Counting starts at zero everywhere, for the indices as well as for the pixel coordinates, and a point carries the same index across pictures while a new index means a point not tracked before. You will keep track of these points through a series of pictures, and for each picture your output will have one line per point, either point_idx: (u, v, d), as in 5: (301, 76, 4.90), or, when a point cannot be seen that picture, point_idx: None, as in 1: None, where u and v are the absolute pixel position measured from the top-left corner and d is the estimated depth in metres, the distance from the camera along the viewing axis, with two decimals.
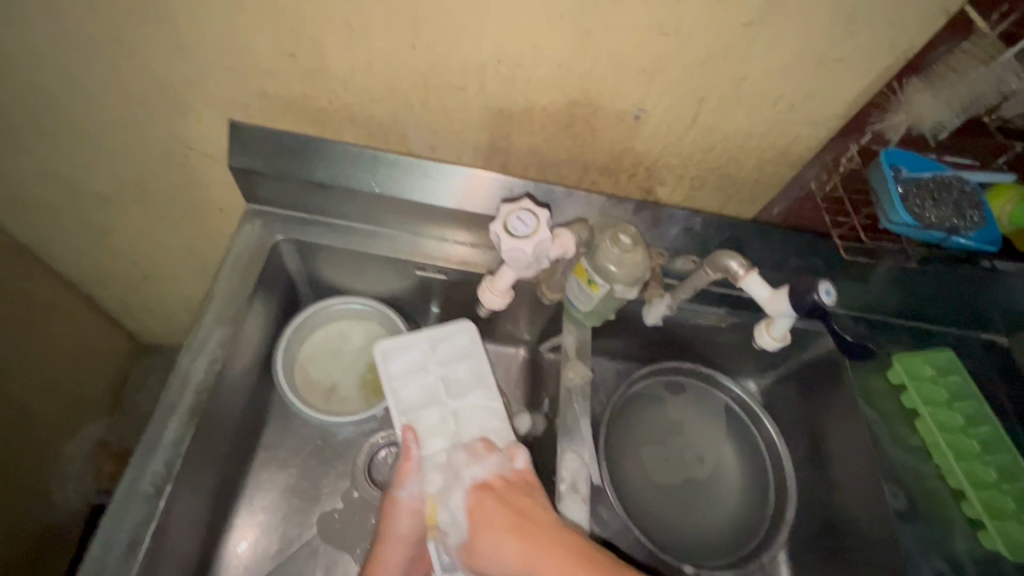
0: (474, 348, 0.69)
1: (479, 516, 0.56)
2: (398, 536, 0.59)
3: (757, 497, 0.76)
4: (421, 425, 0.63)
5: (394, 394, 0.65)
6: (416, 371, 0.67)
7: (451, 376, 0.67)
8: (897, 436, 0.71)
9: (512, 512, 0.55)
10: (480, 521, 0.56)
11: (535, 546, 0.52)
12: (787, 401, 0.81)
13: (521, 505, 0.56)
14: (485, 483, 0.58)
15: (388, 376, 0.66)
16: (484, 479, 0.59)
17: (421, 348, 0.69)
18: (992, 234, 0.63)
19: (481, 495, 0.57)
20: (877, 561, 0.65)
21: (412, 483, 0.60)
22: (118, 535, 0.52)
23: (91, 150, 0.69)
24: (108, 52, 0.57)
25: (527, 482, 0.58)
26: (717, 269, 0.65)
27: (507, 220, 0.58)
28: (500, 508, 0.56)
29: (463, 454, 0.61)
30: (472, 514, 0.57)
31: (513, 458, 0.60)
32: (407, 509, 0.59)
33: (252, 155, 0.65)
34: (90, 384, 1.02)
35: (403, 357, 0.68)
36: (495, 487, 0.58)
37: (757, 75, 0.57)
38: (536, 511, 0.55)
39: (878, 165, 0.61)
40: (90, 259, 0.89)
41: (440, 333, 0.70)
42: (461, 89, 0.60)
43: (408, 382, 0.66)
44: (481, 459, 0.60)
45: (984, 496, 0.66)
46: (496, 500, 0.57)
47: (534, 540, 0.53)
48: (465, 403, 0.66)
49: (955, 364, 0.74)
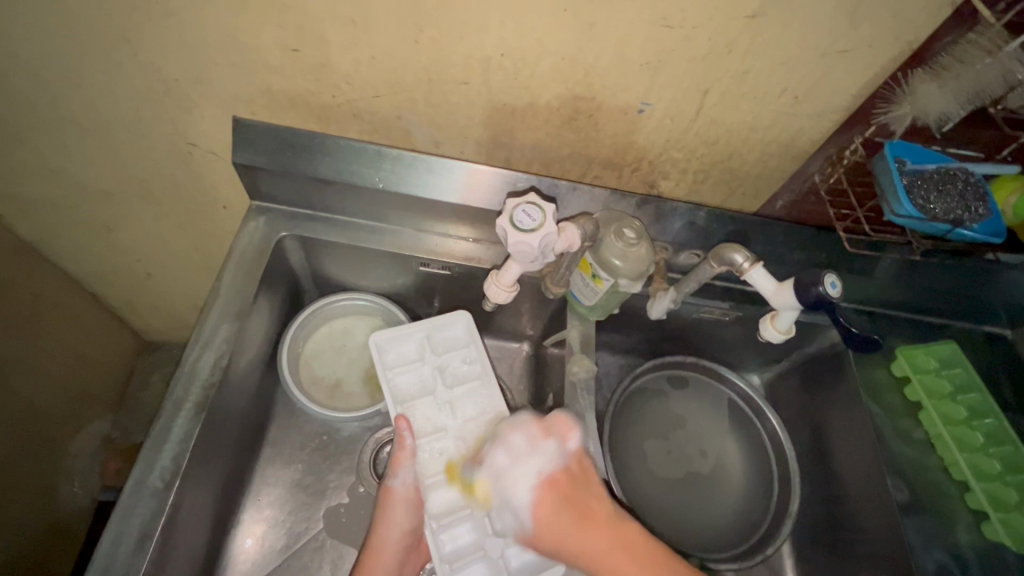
0: (471, 338, 0.69)
1: (547, 514, 0.54)
2: (395, 526, 0.60)
3: (761, 490, 0.76)
4: (417, 416, 0.64)
5: (390, 385, 0.65)
6: (412, 362, 0.67)
7: (446, 366, 0.67)
8: (902, 430, 0.71)
9: (578, 514, 0.55)
10: (550, 522, 0.54)
11: (608, 552, 0.53)
12: (791, 395, 0.82)
13: (583, 505, 0.55)
14: (551, 479, 0.56)
15: (383, 367, 0.66)
16: (550, 474, 0.56)
17: (417, 338, 0.68)
18: (996, 226, 0.63)
19: (548, 493, 0.55)
20: (881, 554, 0.65)
21: (405, 472, 0.60)
22: (127, 530, 0.52)
23: (94, 147, 0.69)
24: (111, 48, 0.57)
25: (584, 471, 0.58)
26: (721, 262, 0.64)
27: (513, 213, 0.58)
28: (568, 510, 0.55)
29: (522, 439, 0.58)
30: (538, 510, 0.55)
31: (566, 441, 0.58)
32: (399, 499, 0.60)
33: (255, 151, 0.64)
34: (95, 382, 1.03)
35: (398, 347, 0.67)
36: (559, 481, 0.56)
37: (762, 67, 0.57)
38: (599, 513, 0.55)
39: (882, 157, 0.61)
40: (94, 256, 0.89)
41: (437, 323, 0.69)
42: (465, 83, 0.60)
43: (403, 373, 0.66)
44: (540, 448, 0.57)
45: (989, 488, 0.66)
46: (563, 500, 0.55)
47: (604, 545, 0.53)
48: (460, 394, 0.66)
49: (958, 357, 0.74)
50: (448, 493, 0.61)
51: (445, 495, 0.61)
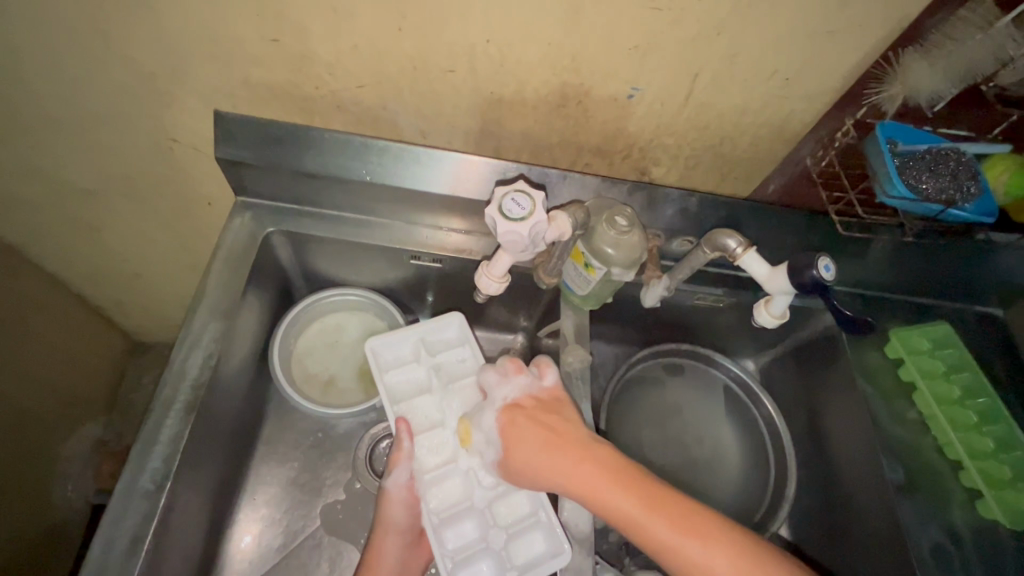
0: (464, 337, 0.68)
1: (511, 431, 0.58)
2: (394, 526, 0.60)
3: (759, 475, 0.76)
4: (415, 415, 0.65)
5: (386, 387, 0.65)
6: (408, 362, 0.67)
7: (442, 366, 0.67)
8: (896, 411, 0.71)
9: (546, 427, 0.57)
10: (510, 435, 0.58)
11: (568, 464, 0.54)
12: (786, 380, 0.82)
13: (551, 422, 0.57)
14: (516, 403, 0.60)
15: (380, 371, 0.65)
16: (517, 399, 0.61)
17: (412, 340, 0.67)
18: (988, 205, 0.63)
19: (514, 413, 0.59)
20: (877, 535, 0.66)
21: (400, 472, 0.60)
22: (119, 535, 0.51)
23: (72, 146, 0.67)
24: (85, 42, 0.55)
25: (556, 401, 0.60)
26: (714, 247, 0.64)
27: (502, 202, 0.57)
28: (532, 424, 0.57)
29: (494, 374, 0.63)
30: (503, 430, 0.59)
31: (543, 375, 0.62)
32: (396, 499, 0.61)
33: (239, 145, 0.63)
34: (86, 384, 1.01)
35: (393, 349, 0.67)
36: (525, 404, 0.60)
37: (752, 49, 0.56)
38: (568, 428, 0.56)
39: (874, 138, 0.61)
40: (78, 257, 0.87)
41: (431, 326, 0.68)
42: (450, 71, 0.58)
43: (399, 375, 0.66)
44: (512, 378, 0.62)
45: (981, 466, 0.66)
46: (527, 416, 0.58)
47: (566, 457, 0.54)
48: (455, 391, 0.66)
49: (951, 337, 0.74)
50: (449, 486, 0.62)
51: (445, 488, 0.62)
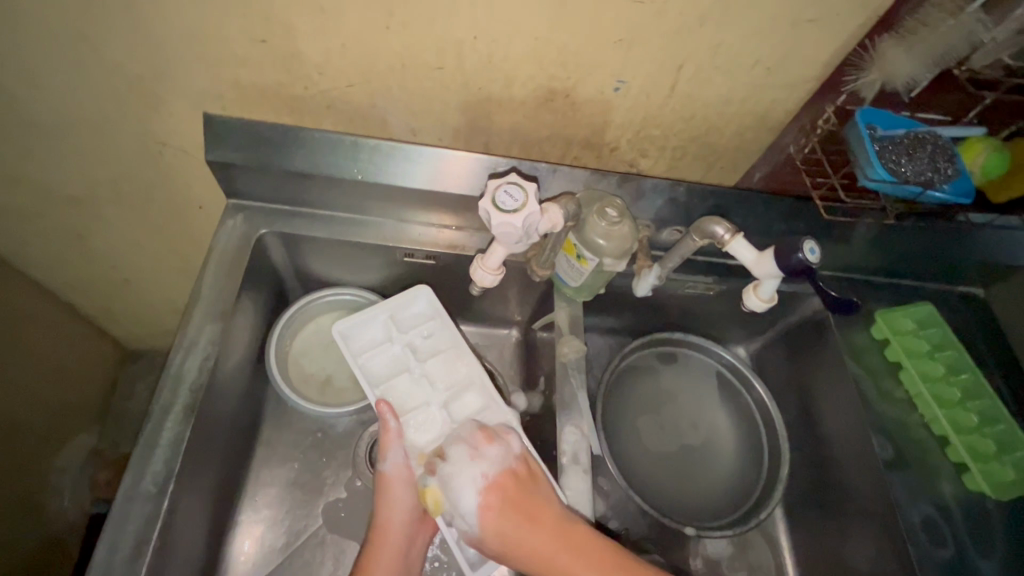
0: (434, 310, 0.70)
1: (493, 516, 0.54)
2: (399, 507, 0.60)
3: (752, 458, 0.78)
4: (397, 394, 0.65)
5: (363, 370, 0.65)
6: (381, 344, 0.67)
7: (415, 342, 0.68)
8: (883, 389, 0.73)
9: (525, 513, 0.54)
10: (491, 521, 0.54)
11: (549, 551, 0.53)
12: (776, 364, 0.84)
13: (529, 505, 0.55)
14: (495, 481, 0.56)
15: (352, 354, 0.66)
16: (494, 478, 0.56)
17: (380, 321, 0.68)
18: (965, 186, 0.65)
19: (492, 495, 0.55)
20: (868, 510, 0.68)
21: (394, 454, 0.60)
22: (123, 538, 0.51)
23: (59, 152, 0.67)
24: (70, 47, 0.55)
25: (530, 475, 0.57)
26: (703, 235, 0.65)
27: (494, 194, 0.58)
28: (512, 510, 0.54)
29: (464, 449, 0.58)
30: (485, 516, 0.55)
31: (509, 442, 0.59)
32: (398, 480, 0.60)
33: (229, 147, 0.63)
34: (79, 393, 1.00)
35: (364, 332, 0.68)
36: (505, 483, 0.56)
37: (734, 39, 0.57)
38: (546, 512, 0.55)
39: (854, 124, 0.62)
40: (68, 265, 0.87)
41: (398, 302, 0.69)
42: (438, 68, 0.59)
43: (374, 357, 0.67)
44: (486, 452, 0.58)
45: (966, 440, 0.69)
46: (508, 502, 0.55)
47: (547, 546, 0.53)
48: (433, 365, 0.67)
49: (935, 318, 0.76)
50: None
51: None
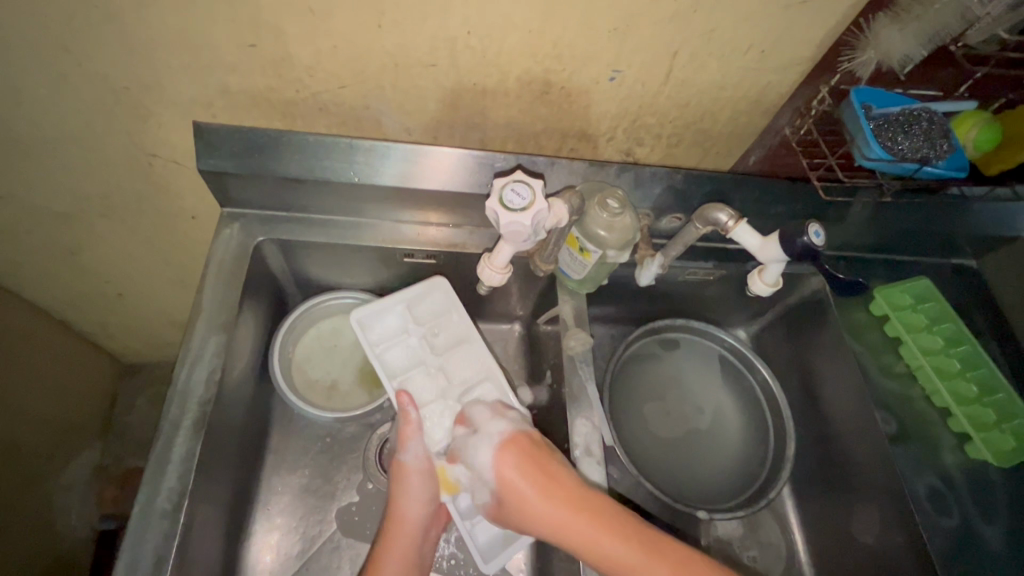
0: (450, 303, 0.69)
1: (509, 471, 0.55)
2: (414, 496, 0.60)
3: (758, 439, 0.78)
4: (414, 387, 0.65)
5: (380, 361, 0.66)
6: (398, 336, 0.68)
7: (431, 335, 0.68)
8: (883, 364, 0.75)
9: (543, 473, 0.55)
10: (507, 475, 0.55)
11: (568, 513, 0.53)
12: (778, 345, 0.85)
13: (545, 466, 0.56)
14: (513, 439, 0.57)
15: (370, 344, 0.66)
16: (510, 436, 0.57)
17: (398, 312, 0.68)
18: (960, 161, 0.66)
19: (509, 452, 0.56)
20: (875, 484, 0.69)
21: (415, 445, 0.61)
22: (142, 556, 0.51)
23: (45, 168, 0.65)
24: (52, 59, 0.53)
25: (547, 444, 0.59)
26: (706, 222, 0.65)
27: (501, 193, 0.57)
28: (527, 468, 0.55)
29: (484, 410, 0.61)
30: (501, 471, 0.56)
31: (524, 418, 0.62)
32: (414, 471, 0.61)
33: (221, 155, 0.62)
34: (80, 411, 0.99)
35: (381, 323, 0.68)
36: (520, 441, 0.57)
37: (728, 25, 0.57)
38: (562, 475, 0.55)
39: (849, 104, 0.62)
40: (59, 282, 0.85)
41: (414, 293, 0.69)
42: (431, 66, 0.58)
43: (389, 348, 0.67)
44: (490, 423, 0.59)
45: (967, 410, 0.70)
46: (523, 459, 0.56)
47: (566, 505, 0.53)
48: (450, 358, 0.67)
49: (931, 292, 0.78)
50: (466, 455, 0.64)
51: None
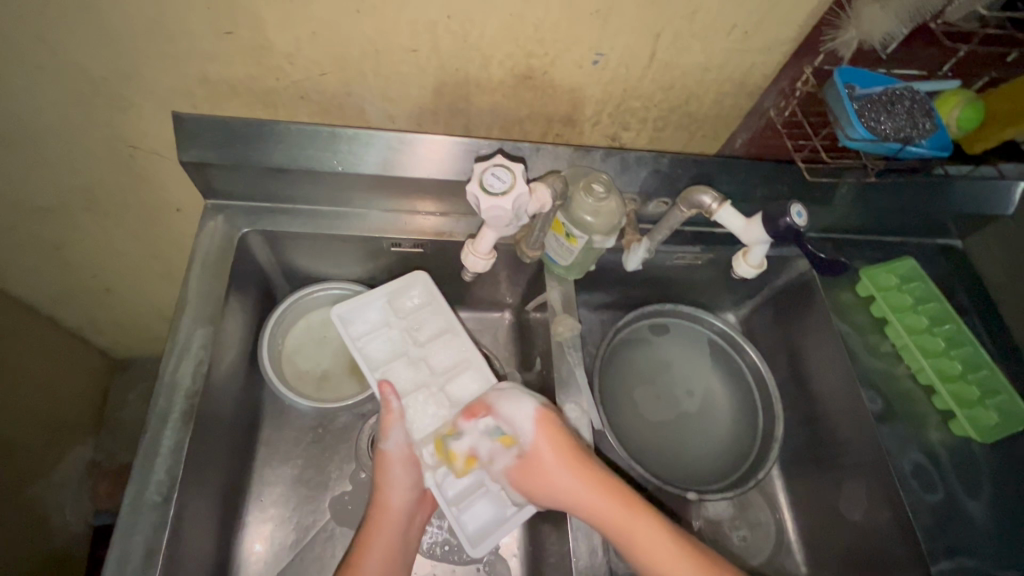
0: (430, 296, 0.69)
1: (547, 434, 0.58)
2: (399, 485, 0.62)
3: (745, 421, 0.80)
4: (396, 378, 0.65)
5: (362, 353, 0.65)
6: (379, 328, 0.68)
7: (412, 327, 0.68)
8: (871, 345, 0.75)
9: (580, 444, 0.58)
10: (546, 438, 0.58)
11: (598, 484, 0.56)
12: (766, 327, 0.85)
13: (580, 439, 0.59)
14: (551, 411, 0.60)
15: (351, 337, 0.66)
16: (547, 409, 0.60)
17: (378, 305, 0.68)
18: (943, 140, 0.66)
19: (550, 420, 0.59)
20: (861, 461, 0.70)
21: (396, 433, 0.62)
22: (133, 548, 0.51)
23: (25, 161, 0.64)
24: (25, 49, 0.52)
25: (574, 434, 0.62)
26: (691, 205, 0.65)
27: (482, 177, 0.57)
28: (566, 435, 0.58)
29: (509, 391, 0.61)
30: (540, 433, 0.58)
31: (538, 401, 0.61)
32: (395, 460, 0.62)
33: (203, 146, 0.61)
34: (71, 408, 0.99)
35: (361, 316, 0.67)
36: (556, 416, 0.60)
37: (710, 6, 0.57)
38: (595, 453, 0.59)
39: (833, 84, 0.62)
40: (44, 278, 0.84)
41: (396, 287, 0.69)
42: (412, 51, 0.58)
43: (370, 339, 0.67)
44: (510, 403, 0.60)
45: (951, 387, 0.71)
46: (560, 430, 0.59)
47: (597, 477, 0.56)
48: (431, 349, 0.67)
49: (916, 272, 0.78)
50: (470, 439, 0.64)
51: None
